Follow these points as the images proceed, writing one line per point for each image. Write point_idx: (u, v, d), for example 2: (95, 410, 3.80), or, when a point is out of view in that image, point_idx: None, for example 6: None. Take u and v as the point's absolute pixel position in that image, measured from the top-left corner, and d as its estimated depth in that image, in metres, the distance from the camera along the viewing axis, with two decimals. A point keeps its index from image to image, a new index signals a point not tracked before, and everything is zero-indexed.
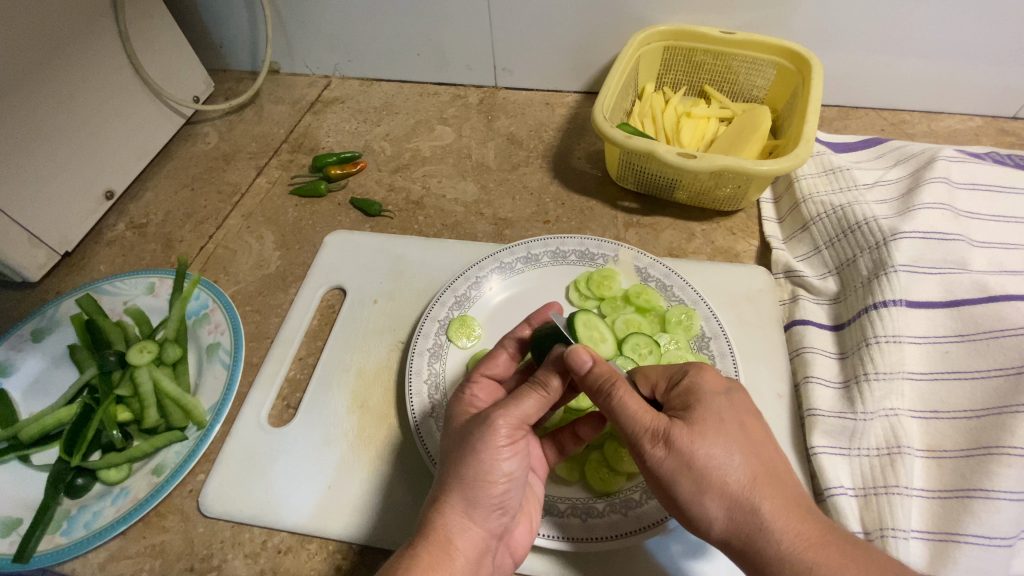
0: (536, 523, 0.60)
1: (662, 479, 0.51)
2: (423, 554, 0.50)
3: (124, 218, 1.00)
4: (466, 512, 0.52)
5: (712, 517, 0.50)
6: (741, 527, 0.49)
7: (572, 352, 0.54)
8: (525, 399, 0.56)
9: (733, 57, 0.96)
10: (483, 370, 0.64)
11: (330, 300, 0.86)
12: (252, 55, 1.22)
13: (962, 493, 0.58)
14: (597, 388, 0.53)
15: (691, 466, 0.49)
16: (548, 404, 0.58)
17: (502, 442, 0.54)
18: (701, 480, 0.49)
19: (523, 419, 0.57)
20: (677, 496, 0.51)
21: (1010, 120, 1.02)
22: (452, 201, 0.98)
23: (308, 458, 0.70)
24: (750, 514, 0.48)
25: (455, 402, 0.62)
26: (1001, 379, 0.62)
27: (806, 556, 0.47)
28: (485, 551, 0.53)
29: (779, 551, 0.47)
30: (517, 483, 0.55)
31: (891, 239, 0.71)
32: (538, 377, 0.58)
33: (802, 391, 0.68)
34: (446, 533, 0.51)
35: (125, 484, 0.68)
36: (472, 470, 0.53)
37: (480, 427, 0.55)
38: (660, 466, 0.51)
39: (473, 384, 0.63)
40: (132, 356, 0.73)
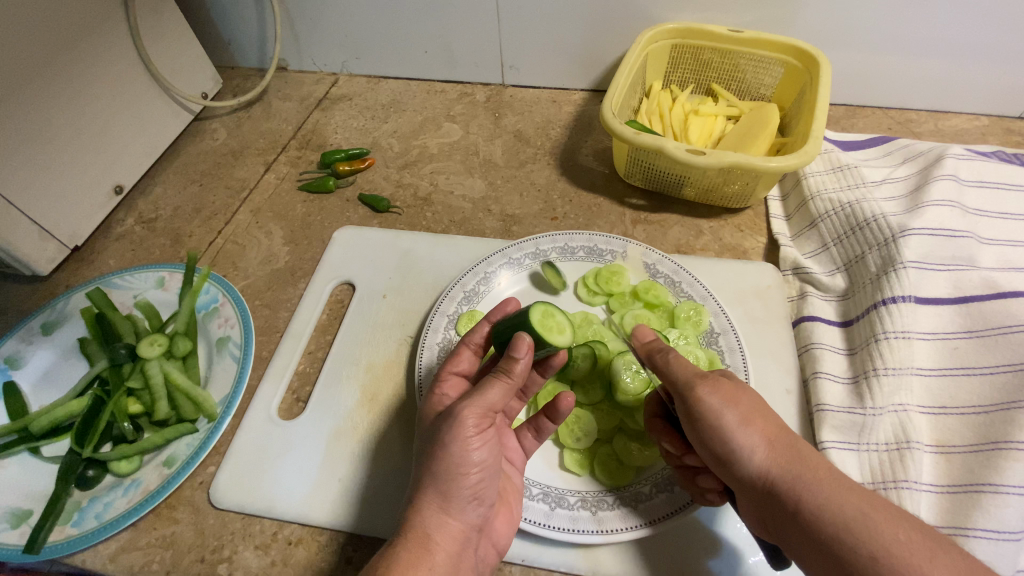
0: (517, 511, 0.60)
1: (708, 414, 0.54)
2: (403, 553, 0.50)
3: (133, 213, 1.00)
4: (440, 508, 0.53)
5: (755, 450, 0.52)
6: (780, 457, 0.51)
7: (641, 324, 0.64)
8: (490, 388, 0.56)
9: (741, 55, 0.97)
10: (449, 368, 0.65)
11: (339, 295, 0.86)
12: (261, 52, 1.22)
13: (971, 487, 0.58)
14: (651, 349, 0.61)
15: (739, 400, 0.54)
16: (513, 390, 0.58)
17: (470, 433, 0.54)
18: (746, 413, 0.53)
19: (489, 408, 0.56)
20: (720, 427, 0.53)
21: (1017, 120, 1.02)
22: (460, 197, 0.99)
23: (318, 451, 0.70)
24: (792, 446, 0.51)
25: (427, 403, 0.62)
26: (1010, 375, 0.62)
27: (845, 482, 0.48)
28: (464, 545, 0.53)
29: (817, 474, 0.49)
30: (490, 473, 0.55)
31: (900, 236, 0.71)
32: (499, 366, 0.57)
33: (811, 386, 0.68)
34: (423, 530, 0.52)
35: (136, 476, 0.68)
36: (442, 464, 0.53)
37: (448, 422, 0.55)
38: (710, 398, 0.54)
39: (442, 383, 0.63)
40: (144, 349, 0.73)
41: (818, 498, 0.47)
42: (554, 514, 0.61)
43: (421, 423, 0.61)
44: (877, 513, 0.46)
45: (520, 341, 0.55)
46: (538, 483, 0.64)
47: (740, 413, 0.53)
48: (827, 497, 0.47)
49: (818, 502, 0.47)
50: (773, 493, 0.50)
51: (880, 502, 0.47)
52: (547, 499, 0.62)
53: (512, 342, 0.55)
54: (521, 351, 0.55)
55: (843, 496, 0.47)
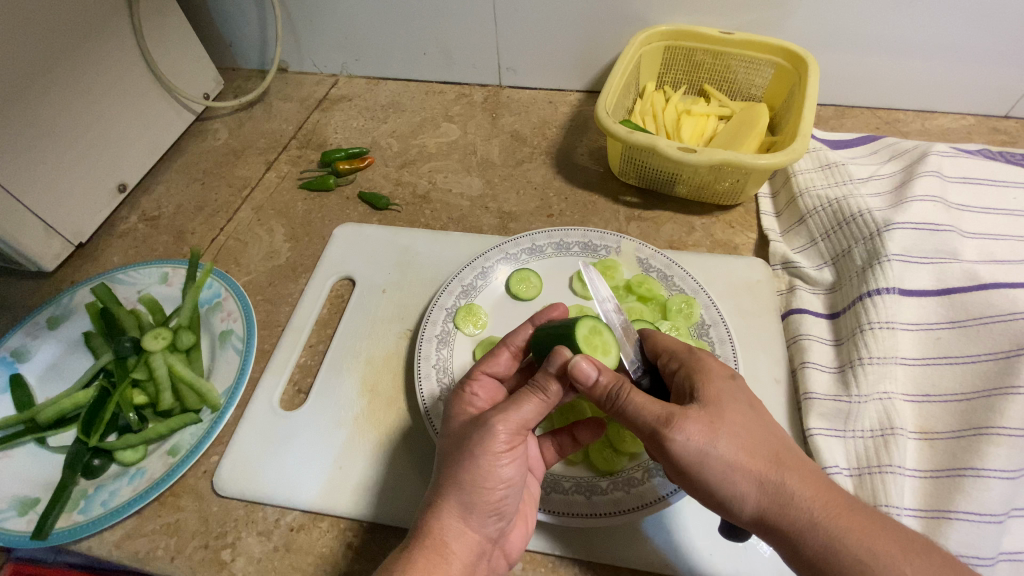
0: (531, 525, 0.61)
1: (689, 465, 0.50)
2: (419, 559, 0.51)
3: (137, 210, 1.02)
4: (461, 517, 0.54)
5: (745, 494, 0.50)
6: (773, 503, 0.49)
7: (576, 366, 0.55)
8: (526, 403, 0.57)
9: (731, 57, 0.99)
10: (484, 368, 0.65)
11: (339, 290, 0.88)
12: (261, 54, 1.24)
13: (953, 472, 0.60)
14: (605, 394, 0.55)
15: (720, 443, 0.50)
16: (547, 409, 0.58)
17: (501, 448, 0.55)
18: (730, 459, 0.50)
19: (522, 425, 0.57)
20: (705, 478, 0.50)
21: (1002, 119, 1.05)
22: (458, 195, 1.01)
23: (319, 441, 0.72)
24: (780, 487, 0.49)
25: (455, 401, 0.63)
26: (991, 363, 0.64)
27: (838, 523, 0.48)
28: (480, 556, 0.54)
29: (813, 520, 0.48)
30: (515, 490, 0.57)
31: (884, 230, 0.73)
32: (538, 381, 0.58)
33: (799, 375, 0.70)
34: (441, 536, 0.53)
35: (141, 465, 0.69)
36: (469, 474, 0.54)
37: (481, 432, 0.56)
38: (686, 449, 0.50)
39: (473, 382, 0.63)
40: (148, 342, 0.75)
41: (814, 544, 0.48)
42: (549, 498, 0.63)
43: (447, 423, 0.61)
44: (877, 556, 0.46)
45: (557, 355, 0.56)
46: None
47: (723, 459, 0.50)
48: (825, 546, 0.47)
49: (818, 550, 0.47)
50: (773, 536, 0.50)
51: (877, 542, 0.47)
52: (542, 484, 0.65)
53: (551, 353, 0.56)
54: (556, 366, 0.56)
55: (842, 544, 0.47)
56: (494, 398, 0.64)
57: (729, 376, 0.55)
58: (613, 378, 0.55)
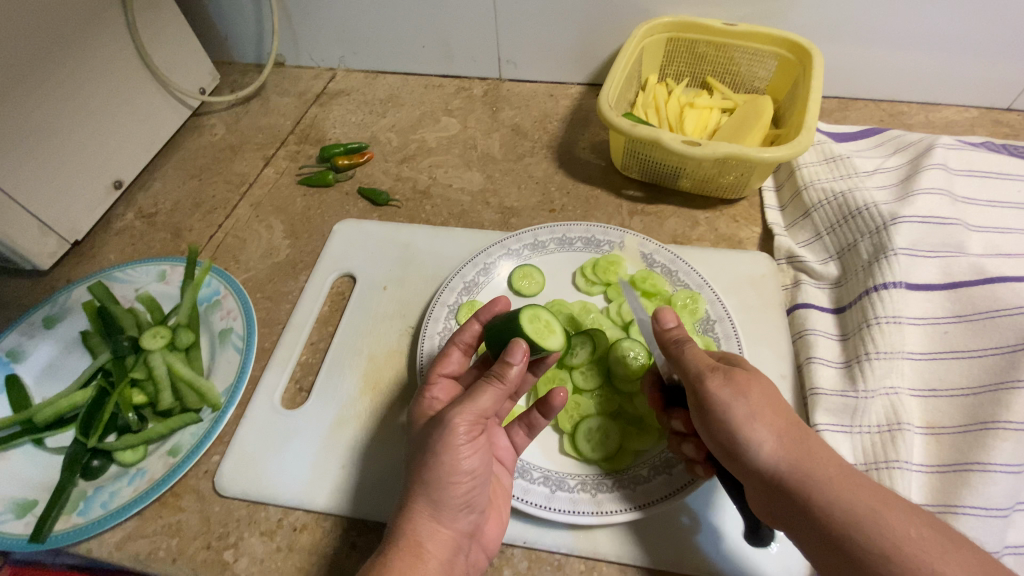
0: (506, 515, 0.61)
1: (717, 408, 0.53)
2: (396, 560, 0.51)
3: (133, 208, 1.01)
4: (432, 516, 0.54)
5: (762, 446, 0.51)
6: (789, 456, 0.50)
7: (660, 310, 0.61)
8: (482, 393, 0.56)
9: (735, 48, 0.98)
10: (438, 369, 0.65)
11: (340, 287, 0.87)
12: (258, 47, 1.23)
13: (959, 466, 0.59)
14: (673, 339, 0.58)
15: (748, 395, 0.52)
16: (506, 395, 0.58)
17: (461, 441, 0.55)
18: (756, 409, 0.51)
19: (481, 414, 0.56)
20: (729, 422, 0.52)
21: (1006, 111, 1.04)
22: (458, 190, 1.00)
23: (322, 439, 0.71)
24: (798, 443, 0.50)
25: (417, 405, 0.63)
26: (997, 358, 0.62)
27: (849, 483, 0.48)
28: (457, 551, 0.54)
29: (826, 475, 0.48)
30: (482, 479, 0.57)
31: (891, 224, 0.72)
32: (492, 370, 0.57)
33: (805, 371, 0.70)
34: (415, 537, 0.53)
35: (141, 466, 0.69)
36: (433, 473, 0.54)
37: (440, 429, 0.55)
38: (720, 392, 0.53)
39: (433, 386, 0.63)
40: (147, 341, 0.75)
41: (822, 498, 0.47)
42: (554, 496, 0.63)
43: (411, 426, 0.62)
44: (885, 512, 0.45)
45: (516, 347, 0.57)
46: (538, 467, 0.66)
47: (748, 409, 0.52)
48: (833, 500, 0.47)
49: (826, 501, 0.47)
50: (779, 489, 0.50)
51: (886, 502, 0.46)
52: (547, 482, 0.64)
53: (510, 347, 0.57)
54: (516, 356, 0.56)
55: (849, 499, 0.47)
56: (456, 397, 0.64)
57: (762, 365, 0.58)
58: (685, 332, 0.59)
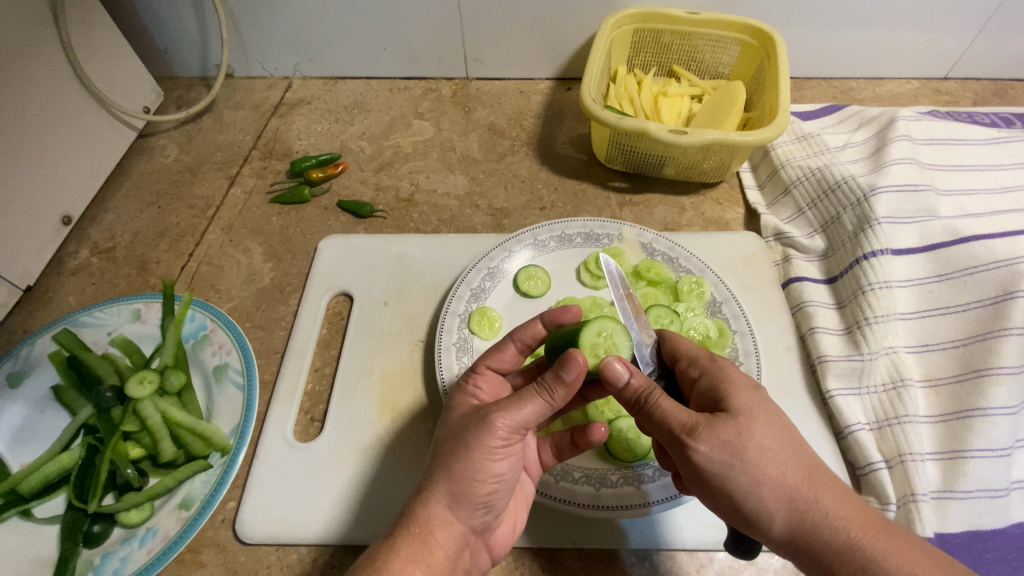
0: (519, 527, 0.62)
1: (712, 478, 0.50)
2: (404, 545, 0.50)
3: (87, 243, 0.92)
4: (449, 506, 0.53)
5: (772, 511, 0.49)
6: (800, 519, 0.49)
7: (607, 366, 0.54)
8: (529, 404, 0.55)
9: (699, 36, 1.01)
10: (487, 363, 0.64)
11: (336, 307, 0.83)
12: (203, 59, 1.14)
13: (961, 414, 0.64)
14: (635, 397, 0.54)
15: (744, 457, 0.49)
16: (550, 411, 0.56)
17: (497, 444, 0.54)
18: (758, 473, 0.49)
19: (523, 425, 0.55)
20: (732, 491, 0.50)
21: (942, 80, 1.13)
22: (444, 195, 0.97)
23: (346, 470, 0.68)
24: (811, 505, 0.49)
25: (459, 392, 0.62)
26: (980, 310, 0.68)
27: (873, 545, 0.47)
28: (462, 547, 0.54)
29: (845, 541, 0.47)
30: (506, 486, 0.56)
31: (871, 195, 0.76)
32: (546, 381, 0.55)
33: (810, 341, 0.74)
34: (427, 525, 0.52)
35: (150, 524, 0.63)
36: (461, 465, 0.53)
37: (480, 424, 0.54)
38: (709, 461, 0.49)
39: (478, 376, 0.63)
40: (132, 388, 0.68)
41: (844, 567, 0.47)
42: (600, 495, 0.63)
43: (446, 414, 0.61)
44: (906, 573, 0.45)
45: (573, 360, 0.53)
46: (579, 467, 0.66)
47: (750, 474, 0.49)
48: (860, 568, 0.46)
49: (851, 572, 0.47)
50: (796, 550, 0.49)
51: (914, 564, 0.46)
52: (591, 480, 0.64)
53: (565, 360, 0.53)
54: (572, 372, 0.54)
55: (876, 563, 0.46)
56: (496, 394, 0.64)
57: (754, 388, 0.54)
58: (644, 382, 0.54)
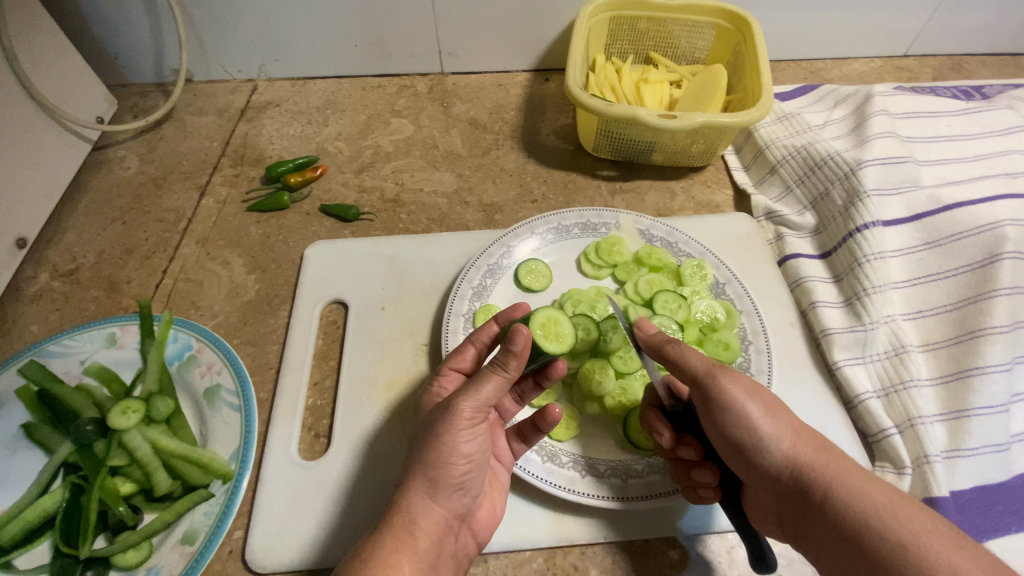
0: (499, 510, 0.61)
1: (727, 408, 0.55)
2: (388, 536, 0.49)
3: (46, 267, 0.85)
4: (428, 493, 0.52)
5: (777, 441, 0.53)
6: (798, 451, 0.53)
7: (641, 316, 0.64)
8: (487, 383, 0.53)
9: (674, 22, 1.02)
10: (450, 363, 0.63)
11: (330, 315, 0.79)
12: (158, 65, 1.07)
13: (961, 374, 0.67)
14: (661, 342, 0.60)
15: (760, 394, 0.56)
16: (510, 384, 0.55)
17: (463, 425, 0.53)
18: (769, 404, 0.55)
19: (486, 402, 0.54)
20: (744, 417, 0.55)
21: (903, 58, 1.18)
22: (432, 193, 0.94)
23: (359, 485, 0.64)
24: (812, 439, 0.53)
25: (425, 394, 0.62)
26: (969, 274, 0.71)
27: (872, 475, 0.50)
28: (446, 531, 0.53)
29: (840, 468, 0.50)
30: (479, 465, 0.56)
31: (857, 169, 0.78)
32: (495, 360, 0.54)
33: (811, 316, 0.75)
34: (409, 513, 0.51)
35: (150, 565, 0.59)
36: (432, 452, 0.52)
37: (444, 410, 0.53)
38: (730, 392, 0.55)
39: (440, 376, 0.62)
40: (115, 419, 0.63)
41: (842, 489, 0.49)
42: (628, 486, 0.62)
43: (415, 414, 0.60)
44: (896, 503, 0.47)
45: (518, 335, 0.52)
46: (603, 460, 0.65)
47: (762, 407, 0.55)
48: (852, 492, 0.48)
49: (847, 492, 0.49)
50: (790, 484, 0.52)
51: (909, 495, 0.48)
52: (616, 473, 0.63)
53: (510, 333, 0.52)
54: (519, 345, 0.52)
55: (863, 488, 0.48)
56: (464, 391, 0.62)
57: None
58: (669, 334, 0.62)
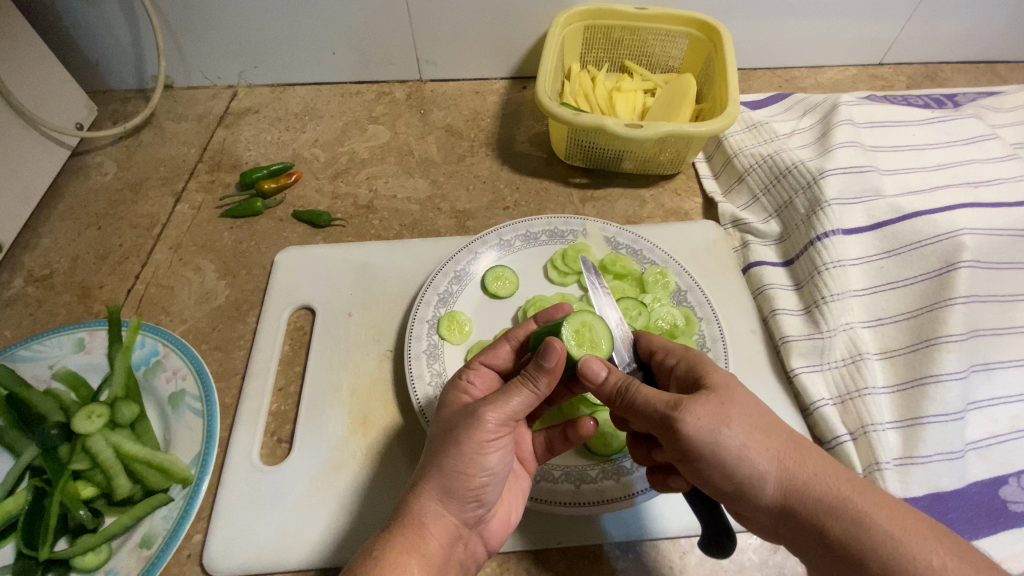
0: (513, 518, 0.60)
1: (699, 448, 0.50)
2: (399, 538, 0.50)
3: (21, 272, 0.86)
4: (441, 500, 0.53)
5: (762, 470, 0.49)
6: (792, 482, 0.48)
7: (584, 364, 0.57)
8: (515, 396, 0.55)
9: (648, 31, 1.02)
10: (483, 359, 0.64)
11: (297, 321, 0.80)
12: (138, 71, 1.09)
13: (916, 382, 0.67)
14: (615, 391, 0.56)
15: (729, 424, 0.50)
16: (536, 402, 0.57)
17: (487, 437, 0.54)
18: (745, 435, 0.49)
19: (511, 415, 0.55)
20: (719, 457, 0.49)
21: (878, 66, 1.19)
22: (405, 200, 0.95)
23: (318, 490, 0.65)
24: (796, 463, 0.49)
25: (451, 390, 0.61)
26: (927, 282, 0.71)
27: (865, 499, 0.46)
28: (455, 539, 0.53)
29: (838, 494, 0.46)
30: (497, 479, 0.55)
31: (820, 178, 0.79)
32: (529, 373, 0.56)
33: (773, 323, 0.76)
34: (421, 517, 0.52)
35: (109, 567, 0.60)
36: (452, 460, 0.53)
37: (469, 419, 0.54)
38: (697, 431, 0.50)
39: (471, 372, 0.63)
40: (78, 423, 0.64)
41: (837, 520, 0.46)
42: (581, 491, 0.63)
43: (439, 411, 0.60)
44: (906, 534, 0.44)
45: (552, 350, 0.54)
46: (558, 466, 0.66)
47: (736, 437, 0.49)
48: (851, 524, 0.45)
49: (845, 526, 0.45)
50: (789, 518, 0.48)
51: (910, 522, 0.45)
52: (570, 478, 0.64)
53: (544, 348, 0.54)
54: (552, 360, 0.54)
55: (871, 519, 0.45)
56: (491, 389, 0.63)
57: None
58: (619, 377, 0.56)
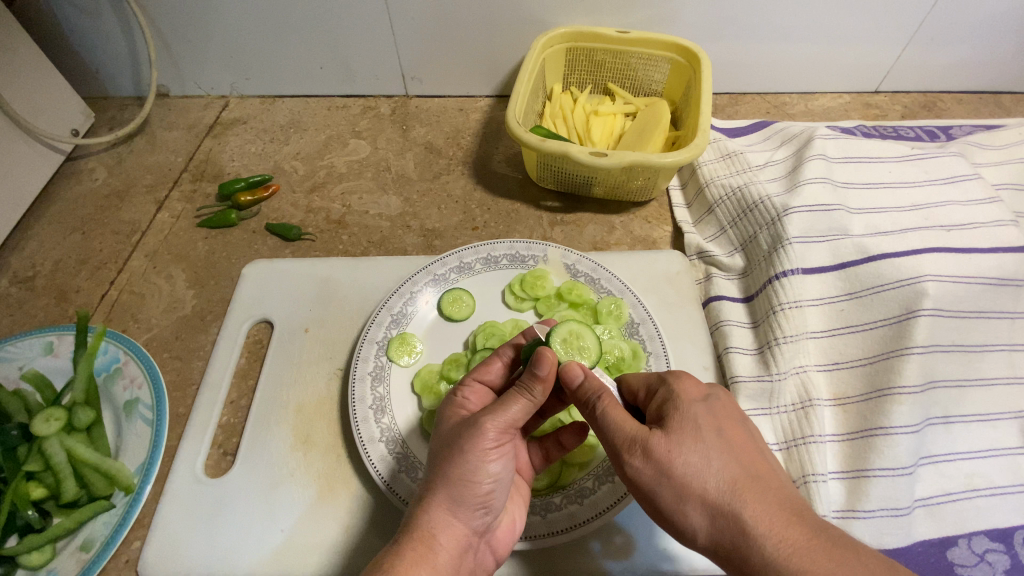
0: (519, 526, 0.60)
1: (644, 490, 0.52)
2: (409, 551, 0.49)
3: (7, 273, 0.90)
4: (449, 510, 0.53)
5: (697, 526, 0.49)
6: (725, 540, 0.48)
7: (565, 366, 0.58)
8: (513, 404, 0.55)
9: (631, 55, 1.02)
10: (475, 375, 0.62)
11: (257, 334, 0.82)
12: (136, 79, 1.13)
13: (866, 433, 0.65)
14: (587, 399, 0.56)
15: (664, 477, 0.51)
16: (534, 408, 0.57)
17: (490, 445, 0.54)
18: (682, 488, 0.50)
19: (511, 424, 0.56)
20: (659, 505, 0.52)
21: (873, 94, 1.16)
22: (376, 216, 0.97)
23: (255, 505, 0.67)
24: (734, 520, 0.47)
25: (448, 405, 0.61)
26: (886, 328, 0.69)
27: (799, 564, 0.44)
28: (466, 549, 0.53)
29: (769, 557, 0.45)
30: (502, 484, 0.55)
31: (784, 215, 0.77)
32: (524, 382, 0.55)
33: (724, 361, 0.74)
34: (429, 529, 0.51)
35: (51, 567, 0.63)
36: (458, 469, 0.53)
37: (470, 431, 0.55)
38: (640, 474, 0.52)
39: (465, 387, 0.61)
40: (37, 426, 0.66)
41: None
42: None
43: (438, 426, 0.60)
44: None
45: (543, 359, 0.54)
46: None
47: (670, 491, 0.50)
48: None
49: None
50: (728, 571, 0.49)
51: None
52: None
53: (536, 357, 0.54)
54: (544, 368, 0.54)
55: None
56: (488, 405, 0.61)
57: (700, 399, 0.55)
58: (596, 384, 0.57)
